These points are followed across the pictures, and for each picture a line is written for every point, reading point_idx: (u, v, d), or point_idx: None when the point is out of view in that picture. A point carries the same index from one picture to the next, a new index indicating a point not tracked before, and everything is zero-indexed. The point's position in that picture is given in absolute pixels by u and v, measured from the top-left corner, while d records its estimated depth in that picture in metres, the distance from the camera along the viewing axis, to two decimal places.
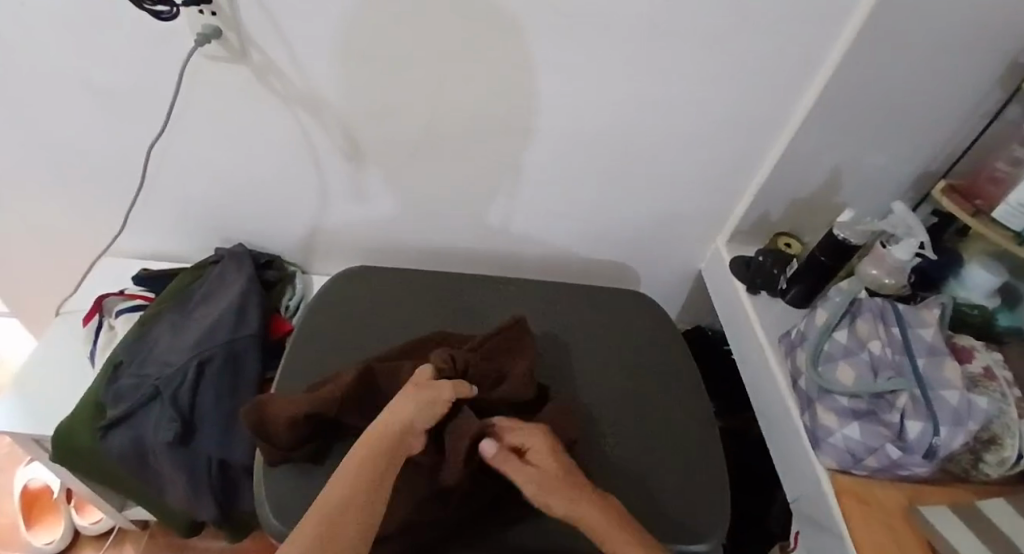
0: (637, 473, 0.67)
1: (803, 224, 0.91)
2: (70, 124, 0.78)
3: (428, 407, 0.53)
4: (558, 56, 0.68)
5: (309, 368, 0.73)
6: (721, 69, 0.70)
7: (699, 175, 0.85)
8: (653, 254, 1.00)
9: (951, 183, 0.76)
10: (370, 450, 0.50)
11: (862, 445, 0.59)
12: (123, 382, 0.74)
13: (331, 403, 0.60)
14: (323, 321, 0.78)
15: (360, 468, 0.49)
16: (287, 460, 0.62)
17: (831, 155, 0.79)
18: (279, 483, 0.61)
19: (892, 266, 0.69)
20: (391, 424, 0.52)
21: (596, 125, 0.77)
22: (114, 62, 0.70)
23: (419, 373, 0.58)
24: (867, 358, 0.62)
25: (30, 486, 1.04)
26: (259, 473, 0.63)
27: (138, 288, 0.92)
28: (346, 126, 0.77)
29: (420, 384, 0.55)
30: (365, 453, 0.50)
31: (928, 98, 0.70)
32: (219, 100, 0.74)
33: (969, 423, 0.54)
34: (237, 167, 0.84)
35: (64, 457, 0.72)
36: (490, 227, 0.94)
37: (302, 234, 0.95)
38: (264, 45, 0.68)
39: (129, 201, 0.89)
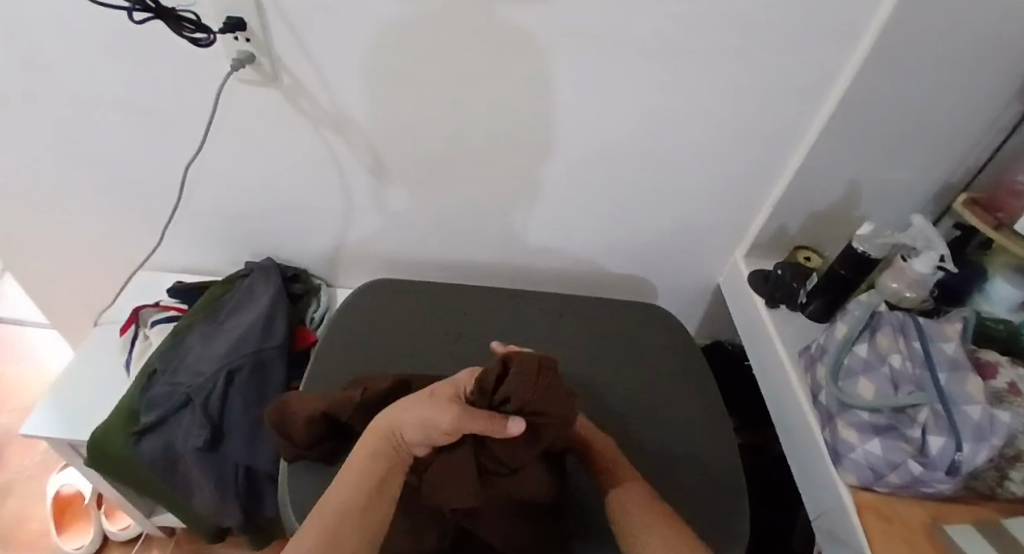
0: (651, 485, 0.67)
1: (823, 237, 0.91)
2: (112, 145, 0.83)
3: (426, 428, 0.48)
4: (574, 75, 0.70)
5: (334, 372, 0.75)
6: (735, 86, 0.71)
7: (715, 189, 0.86)
8: (670, 268, 1.00)
9: (972, 197, 0.75)
10: (370, 452, 0.51)
11: (883, 460, 0.58)
12: (157, 389, 0.77)
13: (350, 405, 0.63)
14: (347, 328, 0.81)
15: (360, 476, 0.50)
16: (303, 456, 0.64)
17: (848, 168, 0.79)
18: (298, 482, 0.63)
19: (913, 279, 0.68)
20: (392, 429, 0.51)
21: (612, 142, 0.79)
22: (155, 86, 0.74)
23: (460, 379, 0.51)
24: (888, 373, 0.61)
25: (63, 493, 1.08)
26: (284, 472, 0.65)
27: (171, 300, 0.96)
28: (370, 144, 0.80)
29: (435, 398, 0.49)
30: (364, 458, 0.51)
31: (946, 110, 0.70)
32: (251, 120, 0.78)
33: (993, 438, 0.53)
34: (267, 184, 0.87)
35: (99, 461, 0.75)
36: (509, 241, 0.95)
37: (327, 248, 0.98)
38: (294, 69, 0.71)
39: (166, 217, 0.93)
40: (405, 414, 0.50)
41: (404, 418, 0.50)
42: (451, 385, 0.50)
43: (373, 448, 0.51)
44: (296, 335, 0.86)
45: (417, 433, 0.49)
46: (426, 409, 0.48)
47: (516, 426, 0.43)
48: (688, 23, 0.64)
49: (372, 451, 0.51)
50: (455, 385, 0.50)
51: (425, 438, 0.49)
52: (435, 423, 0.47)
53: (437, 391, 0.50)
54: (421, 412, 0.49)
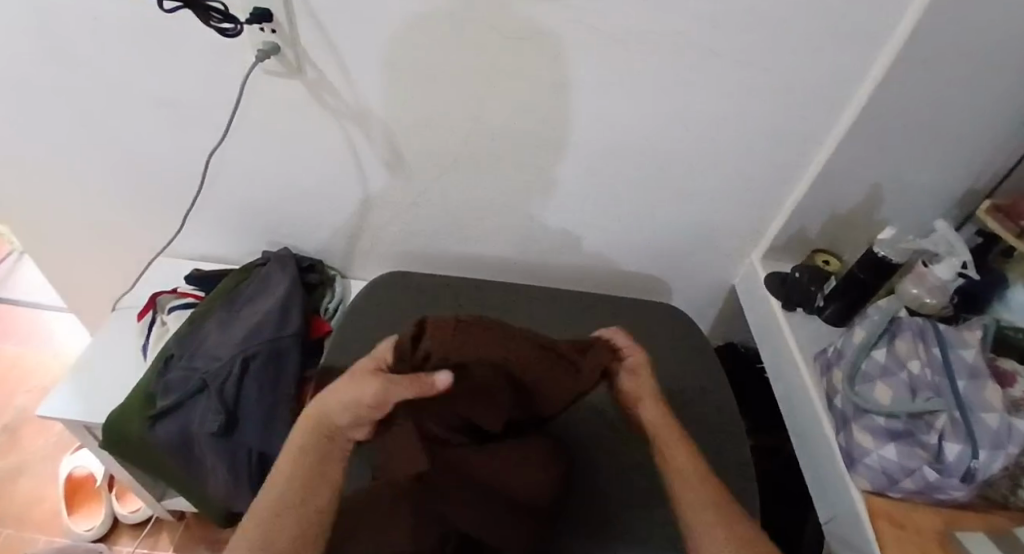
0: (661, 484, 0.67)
1: (841, 241, 0.90)
2: (135, 132, 0.84)
3: (351, 406, 0.55)
4: (596, 73, 0.70)
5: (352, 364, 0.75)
6: (758, 87, 0.71)
7: (733, 190, 0.86)
8: (685, 269, 1.00)
9: (995, 204, 0.74)
10: (302, 446, 0.57)
11: (898, 466, 0.58)
12: (173, 374, 0.78)
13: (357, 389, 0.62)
14: (363, 311, 0.83)
15: (295, 464, 0.56)
16: None
17: (870, 172, 0.78)
18: None
19: (934, 284, 0.68)
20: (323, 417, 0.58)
21: (632, 140, 0.79)
22: (179, 74, 0.75)
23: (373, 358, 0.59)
24: (906, 378, 0.61)
25: (76, 474, 1.09)
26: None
27: (188, 287, 0.97)
28: (389, 138, 0.81)
29: (355, 377, 0.57)
30: (300, 452, 0.57)
31: (972, 116, 0.70)
32: (274, 111, 0.78)
33: (1010, 446, 0.52)
34: (286, 175, 0.88)
35: (115, 443, 0.76)
36: (524, 238, 0.96)
37: (343, 240, 0.99)
38: (318, 61, 0.71)
39: (186, 205, 0.94)
40: (334, 399, 0.57)
41: (334, 403, 0.57)
42: (362, 365, 0.58)
43: (303, 442, 0.57)
44: (311, 325, 0.87)
45: (346, 414, 0.56)
46: (349, 388, 0.56)
47: (444, 379, 0.49)
48: (714, 23, 0.64)
49: (304, 444, 0.57)
50: (372, 361, 0.58)
51: (353, 417, 0.56)
52: (360, 397, 0.54)
53: (357, 372, 0.58)
54: (346, 391, 0.56)
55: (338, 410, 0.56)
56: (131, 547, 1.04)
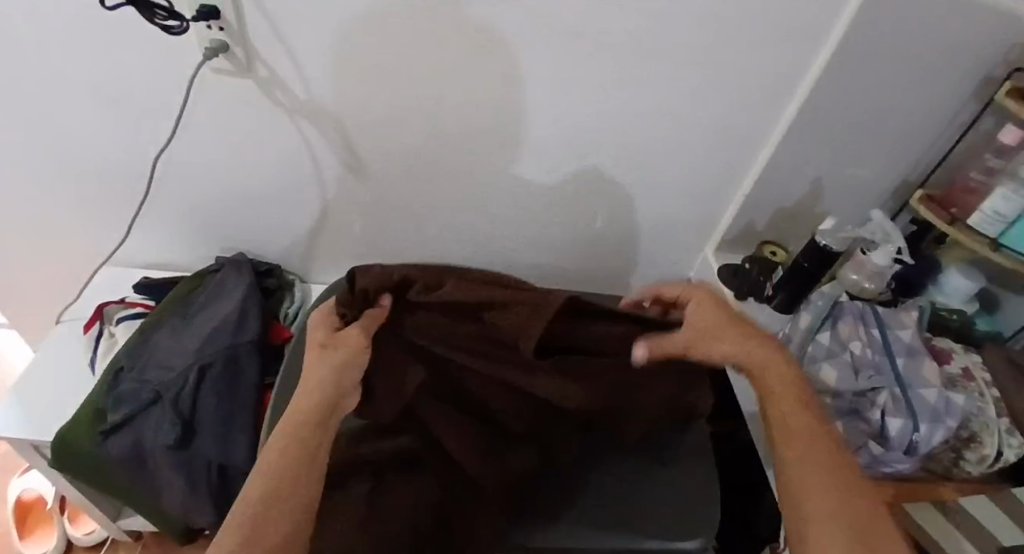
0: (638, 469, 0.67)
1: (788, 233, 0.94)
2: (77, 135, 0.80)
3: (342, 364, 0.48)
4: (551, 72, 0.71)
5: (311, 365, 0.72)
6: (707, 84, 0.73)
7: (688, 185, 0.88)
8: (645, 263, 1.02)
9: (927, 194, 0.79)
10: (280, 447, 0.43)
11: (846, 444, 0.60)
12: (123, 386, 0.75)
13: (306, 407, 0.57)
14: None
15: (282, 453, 0.43)
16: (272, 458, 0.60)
17: (814, 165, 0.82)
18: None
19: (872, 270, 0.72)
20: (310, 396, 0.46)
21: (588, 137, 0.80)
22: (123, 73, 0.72)
23: (315, 328, 0.52)
24: (848, 359, 0.63)
25: (24, 498, 1.03)
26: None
27: (138, 296, 0.93)
28: (346, 138, 0.80)
29: (328, 343, 0.49)
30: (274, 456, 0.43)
31: (903, 110, 0.74)
32: (226, 110, 0.77)
33: (947, 419, 0.58)
34: (240, 177, 0.86)
35: (63, 461, 0.72)
36: (486, 237, 0.96)
37: (302, 243, 0.97)
38: (270, 60, 0.70)
39: (133, 210, 0.91)
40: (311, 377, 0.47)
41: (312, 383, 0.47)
42: (317, 333, 0.51)
43: (283, 438, 0.44)
44: (269, 330, 0.85)
45: (330, 376, 0.47)
46: (329, 353, 0.48)
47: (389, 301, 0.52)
48: (663, 22, 0.66)
49: (283, 436, 0.44)
50: (320, 328, 0.51)
51: (341, 378, 0.47)
52: (338, 352, 0.48)
53: (314, 340, 0.50)
54: (327, 356, 0.48)
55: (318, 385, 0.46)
56: None
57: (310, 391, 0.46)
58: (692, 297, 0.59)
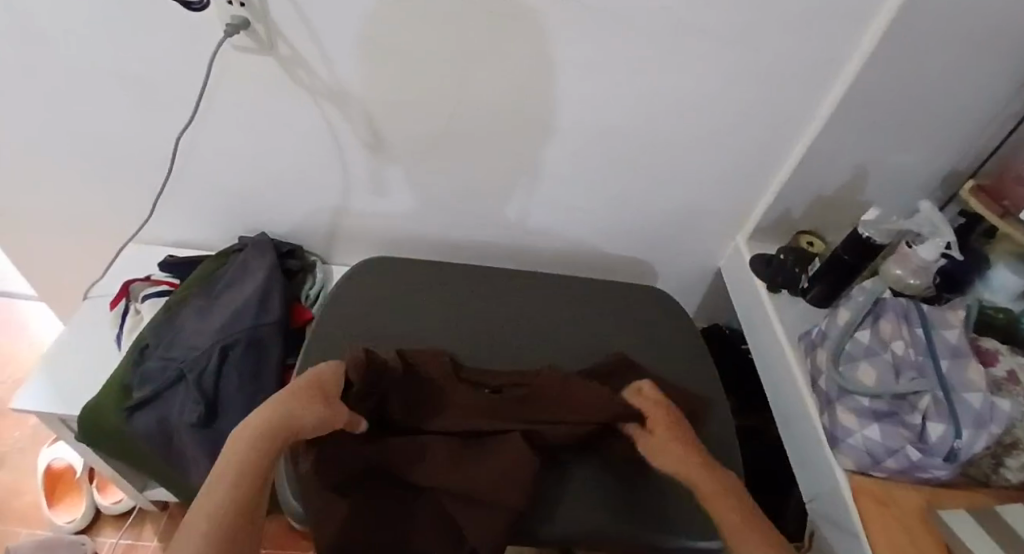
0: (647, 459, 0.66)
1: (826, 223, 0.90)
2: (101, 113, 0.80)
3: (325, 423, 0.55)
4: (581, 52, 0.68)
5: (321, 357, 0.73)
6: (748, 67, 0.70)
7: (721, 172, 0.85)
8: (672, 251, 0.99)
9: (978, 184, 0.74)
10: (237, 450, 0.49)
11: (882, 446, 0.58)
12: (149, 364, 0.75)
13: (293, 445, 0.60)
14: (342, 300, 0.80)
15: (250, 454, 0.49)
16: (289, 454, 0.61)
17: (856, 153, 0.78)
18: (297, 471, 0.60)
19: (917, 265, 0.68)
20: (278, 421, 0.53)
21: (619, 121, 0.77)
22: (144, 52, 0.71)
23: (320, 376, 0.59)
24: (889, 359, 0.61)
25: (54, 467, 1.07)
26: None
27: (163, 274, 0.94)
28: (368, 119, 0.78)
29: (328, 397, 0.57)
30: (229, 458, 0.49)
31: (957, 97, 0.69)
32: (247, 89, 0.75)
33: (993, 425, 0.53)
34: (261, 158, 0.85)
35: (91, 436, 0.74)
36: (509, 221, 0.94)
37: (323, 225, 0.96)
38: (292, 38, 0.68)
39: (157, 190, 0.91)
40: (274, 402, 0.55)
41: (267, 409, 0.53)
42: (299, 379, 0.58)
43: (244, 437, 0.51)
44: (292, 312, 0.85)
45: (315, 429, 0.54)
46: (324, 409, 0.55)
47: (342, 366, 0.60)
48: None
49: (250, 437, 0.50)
50: (329, 378, 0.60)
51: (320, 429, 0.54)
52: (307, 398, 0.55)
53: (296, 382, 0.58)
54: (320, 409, 0.55)
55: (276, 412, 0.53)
56: (114, 539, 1.02)
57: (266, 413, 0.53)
58: (654, 422, 0.62)
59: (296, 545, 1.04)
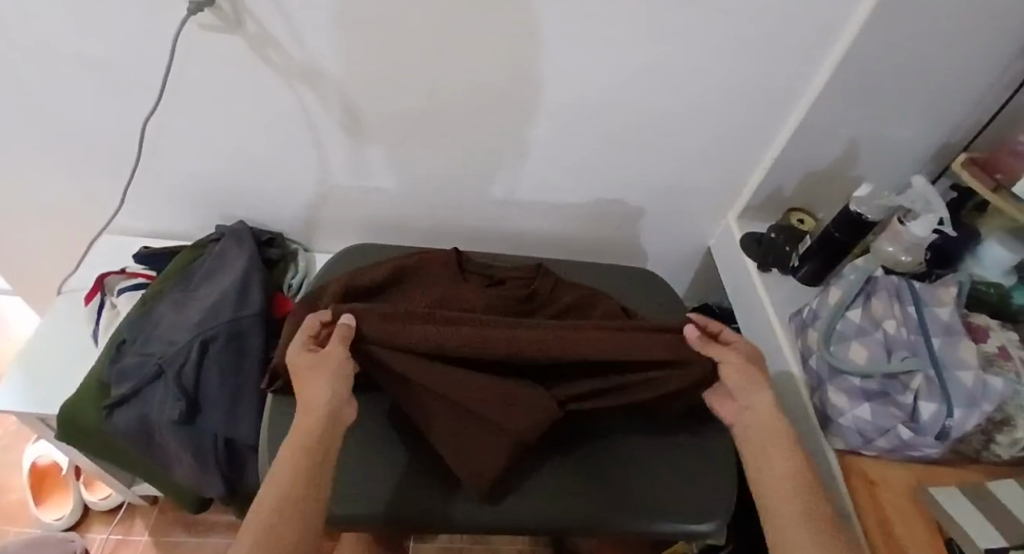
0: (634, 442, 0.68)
1: (816, 199, 0.89)
2: (62, 97, 0.76)
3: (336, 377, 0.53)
4: (564, 28, 0.66)
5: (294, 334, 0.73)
6: (739, 38, 0.67)
7: (711, 148, 0.83)
8: (661, 231, 0.98)
9: (970, 157, 0.73)
10: (305, 452, 0.48)
11: (873, 426, 0.58)
12: (127, 360, 0.73)
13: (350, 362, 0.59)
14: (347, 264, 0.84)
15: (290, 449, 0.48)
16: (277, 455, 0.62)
17: (848, 128, 0.76)
18: None
19: (910, 243, 0.66)
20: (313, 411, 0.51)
21: (606, 99, 0.75)
22: (103, 33, 0.67)
23: (299, 342, 0.57)
24: (881, 339, 0.61)
25: (40, 463, 1.05)
26: (270, 403, 0.66)
27: (140, 267, 0.91)
28: (343, 99, 0.75)
29: (318, 357, 0.55)
30: (298, 470, 0.47)
31: (952, 68, 0.68)
32: (215, 72, 0.72)
33: (984, 404, 0.53)
34: (235, 142, 0.82)
35: (70, 434, 0.72)
36: (494, 204, 0.92)
37: (304, 212, 0.94)
38: (259, 14, 0.64)
39: (126, 179, 0.87)
40: (305, 386, 0.53)
41: (314, 399, 0.52)
42: (299, 357, 0.55)
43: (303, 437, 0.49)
44: (274, 304, 0.83)
45: (330, 390, 0.52)
46: (329, 368, 0.53)
47: (352, 317, 0.56)
48: None
49: (301, 440, 0.49)
50: (301, 351, 0.56)
51: (333, 386, 0.53)
52: (328, 358, 0.54)
53: (300, 364, 0.55)
54: (329, 370, 0.53)
55: (318, 391, 0.52)
56: (103, 535, 1.01)
57: (312, 397, 0.52)
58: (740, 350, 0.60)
59: None
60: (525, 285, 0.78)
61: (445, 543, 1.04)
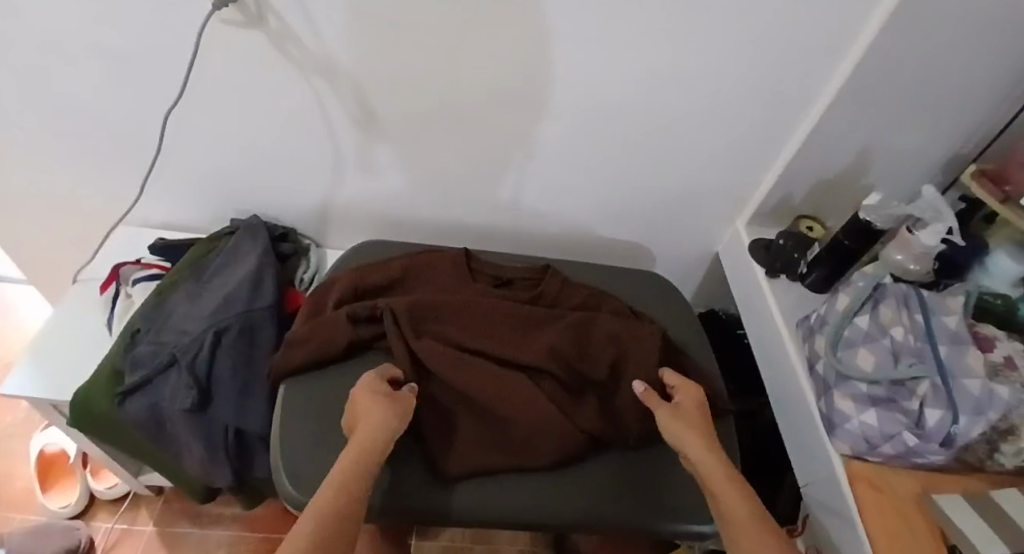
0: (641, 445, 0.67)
1: (825, 207, 0.90)
2: (85, 89, 0.77)
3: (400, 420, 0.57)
4: (580, 31, 0.67)
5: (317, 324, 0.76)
6: (752, 44, 0.68)
7: (721, 153, 0.84)
8: (670, 235, 0.99)
9: (980, 168, 0.74)
10: (355, 467, 0.50)
11: (879, 432, 0.59)
12: (140, 349, 0.74)
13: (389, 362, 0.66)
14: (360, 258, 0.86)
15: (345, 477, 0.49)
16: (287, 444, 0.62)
17: (858, 137, 0.77)
18: (297, 457, 0.61)
19: (918, 252, 0.67)
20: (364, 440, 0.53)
21: (618, 102, 0.76)
22: (129, 26, 0.69)
23: (370, 380, 0.60)
24: (888, 345, 0.61)
25: (47, 452, 1.06)
26: (283, 392, 0.67)
27: (154, 258, 0.92)
28: (358, 96, 0.76)
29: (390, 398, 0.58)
30: (342, 479, 0.49)
31: (963, 79, 0.68)
32: (235, 67, 0.73)
33: (989, 412, 0.53)
34: (251, 137, 0.83)
35: (82, 421, 0.73)
36: (504, 204, 0.93)
37: (317, 208, 0.95)
38: (281, 11, 0.66)
39: (145, 170, 0.89)
40: (367, 415, 0.56)
41: (372, 422, 0.55)
42: (373, 386, 0.59)
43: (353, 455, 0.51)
44: (285, 297, 0.84)
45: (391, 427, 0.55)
46: (400, 408, 0.58)
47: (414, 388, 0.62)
48: None
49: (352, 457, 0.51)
50: (374, 384, 0.60)
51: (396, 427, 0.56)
52: (400, 403, 0.58)
53: (372, 392, 0.59)
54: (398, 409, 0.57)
55: (377, 425, 0.54)
56: (109, 524, 1.02)
57: (370, 430, 0.54)
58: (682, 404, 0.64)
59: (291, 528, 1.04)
60: (531, 285, 0.79)
61: (447, 542, 1.04)
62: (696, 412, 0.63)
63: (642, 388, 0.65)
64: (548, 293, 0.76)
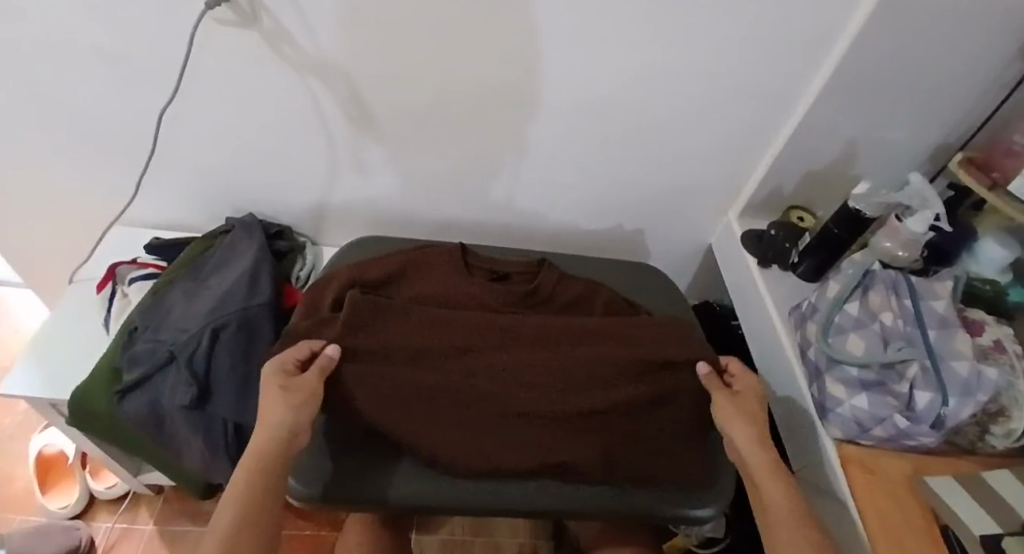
0: (637, 434, 0.65)
1: (816, 198, 0.91)
2: (78, 90, 0.78)
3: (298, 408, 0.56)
4: (571, 26, 0.67)
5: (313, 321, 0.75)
6: (741, 37, 0.69)
7: (713, 146, 0.84)
8: (664, 228, 0.99)
9: (968, 157, 0.75)
10: (252, 469, 0.53)
11: (870, 415, 0.59)
12: (138, 346, 0.74)
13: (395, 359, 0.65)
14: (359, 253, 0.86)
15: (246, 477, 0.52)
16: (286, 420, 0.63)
17: (847, 128, 0.78)
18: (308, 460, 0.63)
19: (906, 239, 0.68)
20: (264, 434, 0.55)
21: (610, 96, 0.77)
22: (123, 27, 0.69)
23: (270, 370, 0.59)
24: (878, 330, 0.62)
25: (46, 453, 1.06)
26: None
27: (150, 258, 0.92)
28: (353, 93, 0.77)
29: (287, 386, 0.58)
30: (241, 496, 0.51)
31: (950, 68, 0.69)
32: (230, 66, 0.73)
33: (978, 394, 0.54)
34: (245, 136, 0.83)
35: (83, 419, 0.73)
36: (499, 199, 0.93)
37: (313, 206, 0.95)
38: (274, 9, 0.66)
39: (140, 170, 0.89)
40: (265, 410, 0.56)
41: (269, 418, 0.55)
42: (273, 376, 0.58)
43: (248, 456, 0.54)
44: (282, 294, 0.84)
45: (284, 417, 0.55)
46: (297, 396, 0.57)
47: (337, 350, 0.62)
48: None
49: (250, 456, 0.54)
50: (275, 371, 0.59)
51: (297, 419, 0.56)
52: (299, 389, 0.58)
53: (272, 381, 0.58)
54: (294, 398, 0.57)
55: (272, 420, 0.55)
56: (109, 524, 1.03)
57: (266, 427, 0.55)
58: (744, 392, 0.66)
59: (292, 525, 1.05)
60: (526, 279, 0.79)
61: (447, 536, 1.05)
62: (754, 399, 0.66)
63: (705, 371, 0.67)
64: (544, 287, 0.77)
